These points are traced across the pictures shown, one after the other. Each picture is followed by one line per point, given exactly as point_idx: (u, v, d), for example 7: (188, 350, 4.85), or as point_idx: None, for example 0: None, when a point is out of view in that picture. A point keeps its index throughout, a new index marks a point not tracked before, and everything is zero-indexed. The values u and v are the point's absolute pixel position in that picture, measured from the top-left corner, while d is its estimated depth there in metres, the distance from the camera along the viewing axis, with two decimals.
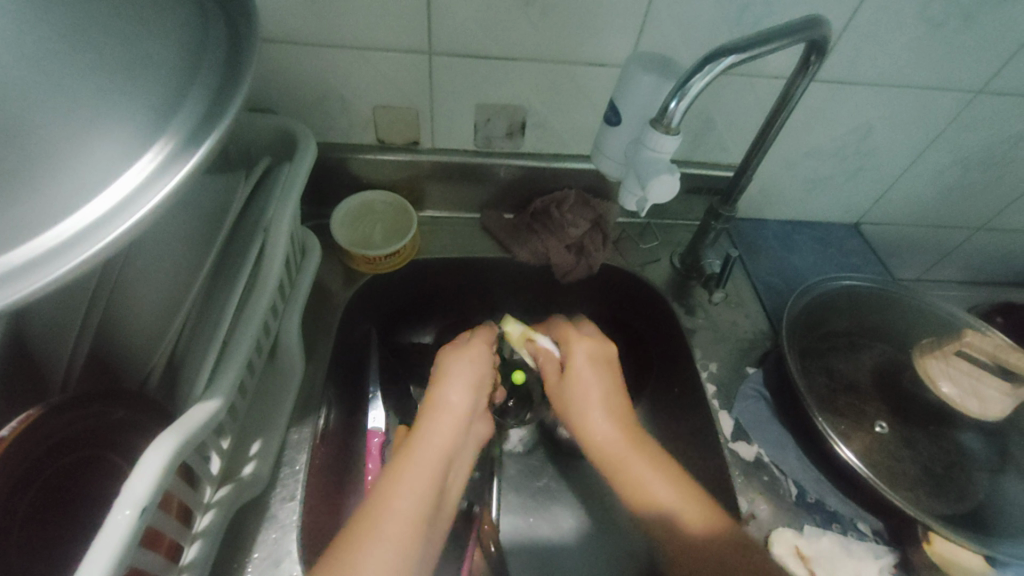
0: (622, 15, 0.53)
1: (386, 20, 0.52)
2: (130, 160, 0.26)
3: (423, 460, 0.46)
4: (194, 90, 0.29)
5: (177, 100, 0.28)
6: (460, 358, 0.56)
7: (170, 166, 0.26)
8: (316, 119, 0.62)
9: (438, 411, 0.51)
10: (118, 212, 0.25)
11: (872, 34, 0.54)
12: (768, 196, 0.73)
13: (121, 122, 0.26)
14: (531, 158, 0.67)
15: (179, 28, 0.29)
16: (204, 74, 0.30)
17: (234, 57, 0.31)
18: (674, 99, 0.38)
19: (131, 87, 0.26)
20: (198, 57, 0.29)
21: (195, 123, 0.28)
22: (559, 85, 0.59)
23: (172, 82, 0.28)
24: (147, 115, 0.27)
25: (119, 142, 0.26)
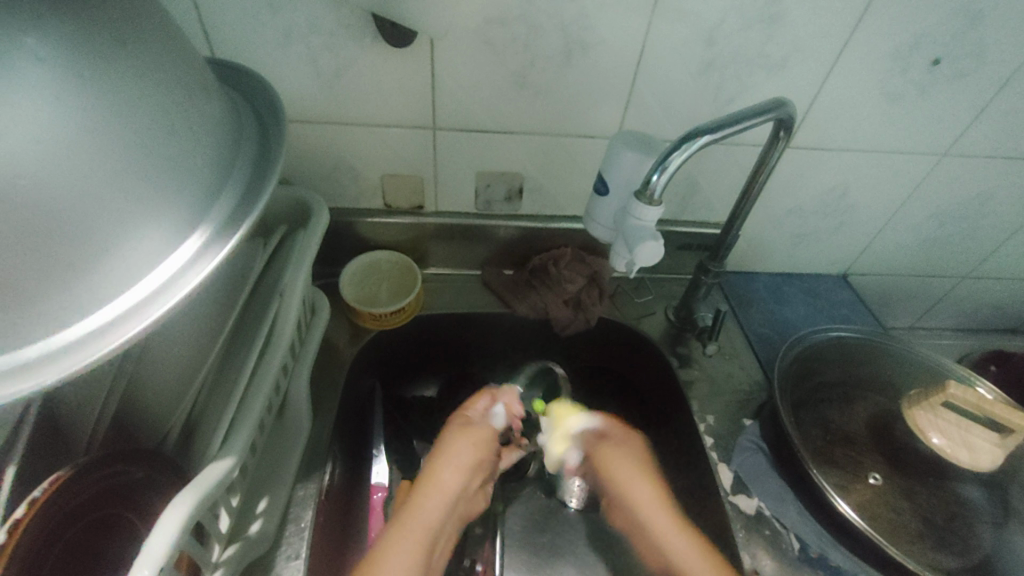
0: (608, 93, 0.58)
1: (396, 101, 0.58)
2: (176, 242, 0.30)
3: (408, 536, 0.49)
4: (230, 181, 0.33)
5: (216, 190, 0.32)
6: (454, 453, 0.57)
7: (211, 250, 0.30)
8: (328, 188, 0.66)
9: (432, 488, 0.53)
10: (161, 291, 0.29)
11: (838, 106, 0.60)
12: (756, 251, 0.77)
13: (172, 208, 0.29)
14: (529, 218, 0.71)
15: (221, 129, 0.33)
16: (240, 167, 0.34)
17: (264, 156, 0.35)
18: (656, 172, 0.42)
19: (182, 176, 0.30)
20: (235, 154, 0.34)
21: (231, 209, 0.32)
22: (554, 155, 0.64)
23: (213, 173, 0.32)
24: (192, 201, 0.30)
25: (169, 227, 0.29)
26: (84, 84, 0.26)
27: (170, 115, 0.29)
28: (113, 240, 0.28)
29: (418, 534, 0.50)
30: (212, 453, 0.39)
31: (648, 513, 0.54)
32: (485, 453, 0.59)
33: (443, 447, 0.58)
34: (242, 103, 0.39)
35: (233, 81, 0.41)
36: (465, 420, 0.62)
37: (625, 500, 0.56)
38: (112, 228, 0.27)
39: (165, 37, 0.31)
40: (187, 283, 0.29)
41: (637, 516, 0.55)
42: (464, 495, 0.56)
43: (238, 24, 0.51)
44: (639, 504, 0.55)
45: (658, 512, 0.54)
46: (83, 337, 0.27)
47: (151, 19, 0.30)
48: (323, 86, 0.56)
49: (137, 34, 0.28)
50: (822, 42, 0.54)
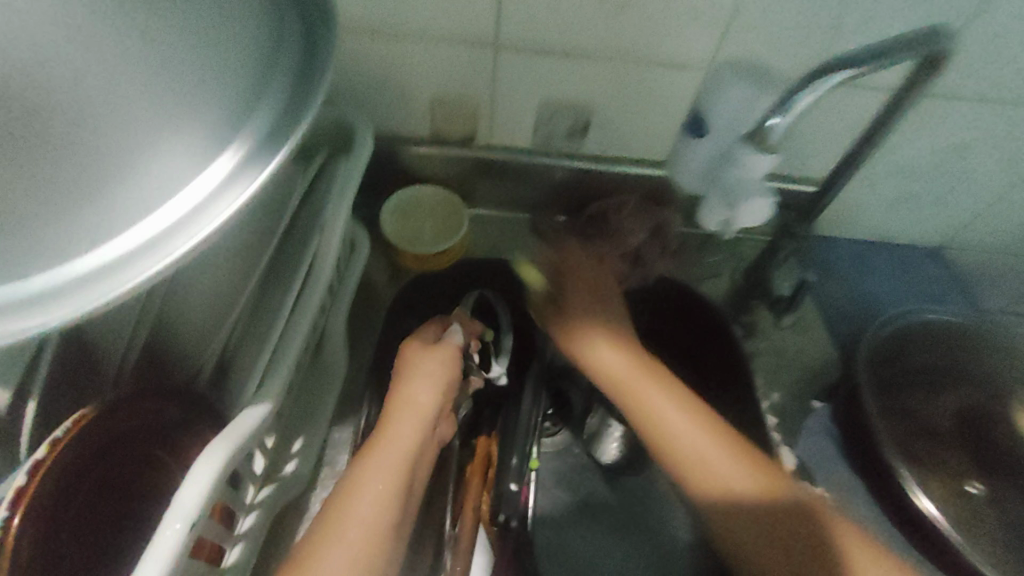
0: (708, 12, 0.48)
1: (453, 9, 0.49)
2: (204, 165, 0.26)
3: (382, 459, 0.42)
4: (268, 94, 0.28)
5: (249, 104, 0.27)
6: (423, 374, 0.49)
7: (242, 176, 0.26)
8: (372, 110, 0.60)
9: (403, 408, 0.46)
10: (191, 216, 0.25)
11: (991, 44, 0.48)
12: (843, 214, 0.67)
13: (202, 119, 0.26)
14: (593, 160, 0.64)
15: (260, 24, 0.28)
16: (279, 77, 0.28)
17: (308, 62, 0.29)
18: (776, 116, 0.34)
19: (213, 81, 0.26)
20: (273, 59, 0.28)
21: (272, 123, 0.28)
22: (629, 86, 0.55)
23: (252, 78, 0.27)
24: (220, 118, 0.26)
25: (195, 146, 0.26)
26: None
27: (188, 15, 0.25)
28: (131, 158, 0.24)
29: (401, 449, 0.43)
30: (247, 397, 0.36)
31: (673, 426, 0.47)
32: (458, 368, 0.51)
33: (405, 370, 0.49)
34: None
35: None
36: (427, 338, 0.53)
37: (655, 433, 0.47)
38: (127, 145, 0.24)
39: None
40: (216, 213, 0.25)
41: (672, 449, 0.46)
42: (442, 417, 0.48)
43: None
44: (673, 430, 0.47)
45: (695, 430, 0.46)
46: (104, 266, 0.24)
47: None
48: None
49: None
50: None
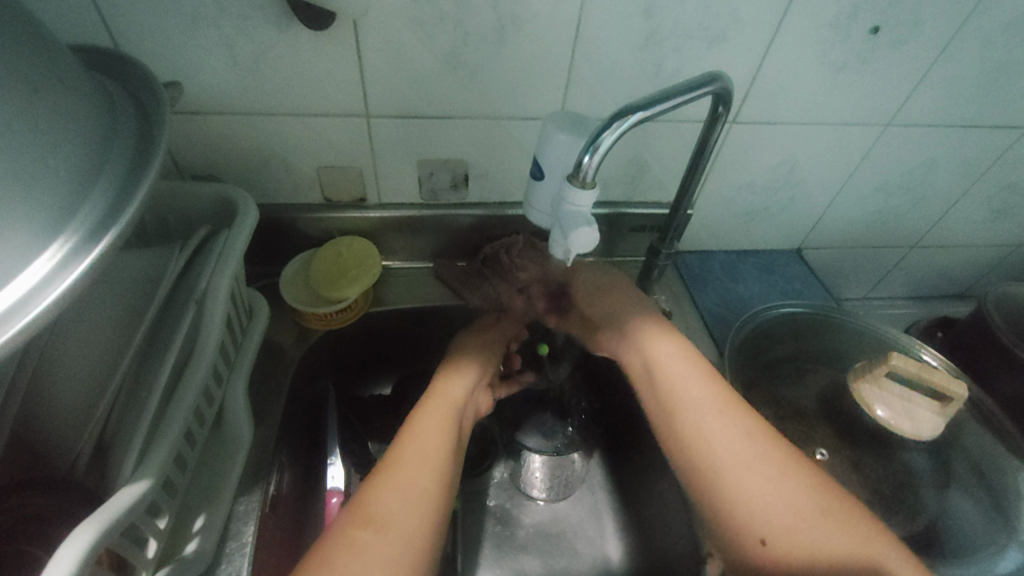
0: (548, 74, 0.56)
1: (322, 86, 0.54)
2: (30, 256, 0.26)
3: (426, 423, 0.50)
4: (98, 185, 0.30)
5: (78, 196, 0.29)
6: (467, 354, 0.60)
7: (73, 264, 0.27)
8: (261, 182, 0.63)
9: (440, 390, 0.54)
10: (34, 295, 0.26)
11: (779, 82, 0.59)
12: (708, 230, 0.76)
13: (41, 206, 0.27)
14: (480, 207, 0.69)
15: (93, 125, 0.31)
16: (108, 171, 0.31)
17: (142, 154, 0.33)
18: (587, 154, 0.40)
19: (54, 173, 0.28)
20: (102, 155, 0.31)
21: (107, 204, 0.30)
22: (495, 140, 0.62)
23: (88, 171, 0.30)
24: (51, 207, 0.27)
25: (21, 236, 0.26)
26: None
27: (15, 108, 0.26)
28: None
29: (444, 408, 0.52)
30: (124, 478, 0.37)
31: (765, 519, 0.43)
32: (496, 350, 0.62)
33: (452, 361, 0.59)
34: (119, 95, 0.36)
35: (116, 76, 0.37)
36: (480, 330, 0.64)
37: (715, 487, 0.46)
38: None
39: (5, 15, 0.28)
40: (44, 300, 0.26)
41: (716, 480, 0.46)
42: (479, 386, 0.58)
43: (138, 9, 0.47)
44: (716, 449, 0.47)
45: (746, 461, 0.46)
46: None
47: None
48: (242, 73, 0.52)
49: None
50: (762, 11, 0.53)
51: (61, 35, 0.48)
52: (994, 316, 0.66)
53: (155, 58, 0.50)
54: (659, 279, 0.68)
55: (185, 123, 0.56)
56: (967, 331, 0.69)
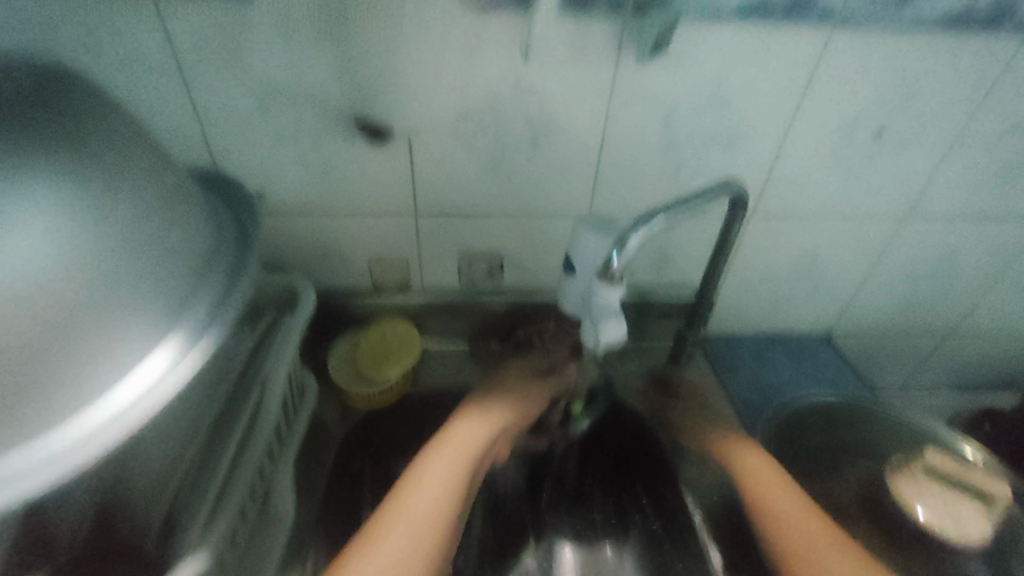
0: (576, 179, 0.62)
1: (380, 188, 0.62)
2: (147, 356, 0.33)
3: (433, 472, 0.54)
4: (203, 286, 0.36)
5: (187, 299, 0.35)
6: (501, 395, 0.63)
7: (179, 363, 0.33)
8: (318, 271, 0.70)
9: (452, 434, 0.58)
10: (137, 394, 0.31)
11: (791, 183, 0.64)
12: (734, 315, 0.78)
13: (151, 312, 0.33)
14: (513, 292, 0.74)
15: (203, 238, 0.38)
16: (212, 276, 0.37)
17: (239, 258, 0.39)
18: (615, 251, 0.44)
19: (162, 283, 0.34)
20: (209, 263, 0.37)
21: (206, 303, 0.35)
22: (529, 234, 0.68)
23: (192, 277, 0.36)
24: (160, 313, 0.34)
25: (138, 340, 0.33)
26: (48, 206, 0.30)
27: (136, 233, 0.33)
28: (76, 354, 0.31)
29: (455, 451, 0.56)
30: (188, 551, 0.40)
31: None
32: (537, 397, 0.64)
33: (478, 402, 0.62)
34: (225, 210, 0.43)
35: (223, 192, 0.45)
36: (526, 371, 0.66)
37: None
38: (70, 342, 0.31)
39: (148, 158, 0.36)
40: (151, 395, 0.31)
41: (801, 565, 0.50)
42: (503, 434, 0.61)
43: (236, 134, 0.57)
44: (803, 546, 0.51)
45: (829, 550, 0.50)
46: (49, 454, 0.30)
47: (114, 126, 0.35)
48: (313, 181, 0.61)
49: (105, 162, 0.33)
50: (770, 123, 0.59)
51: (170, 149, 0.57)
52: None
53: (243, 171, 0.59)
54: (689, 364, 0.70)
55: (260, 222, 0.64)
56: None
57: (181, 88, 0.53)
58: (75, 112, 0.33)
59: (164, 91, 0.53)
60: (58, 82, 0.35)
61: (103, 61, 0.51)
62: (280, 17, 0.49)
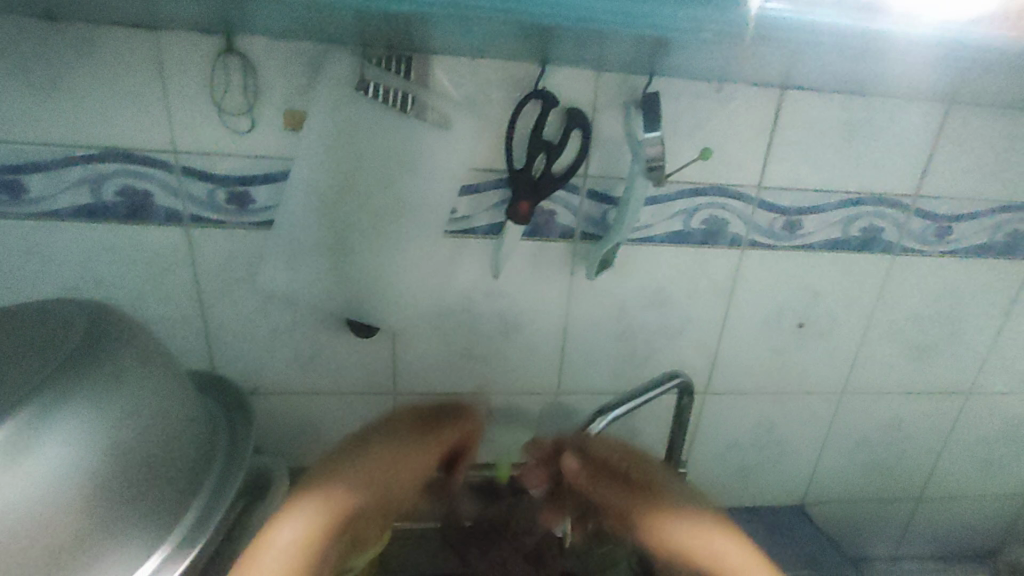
0: (543, 361, 0.69)
1: (360, 371, 0.67)
2: (139, 564, 0.36)
3: (271, 543, 0.49)
4: (199, 491, 0.41)
5: (183, 504, 0.39)
6: (380, 454, 0.59)
7: (168, 567, 0.37)
8: (293, 451, 0.71)
9: (300, 498, 0.53)
10: None
11: (734, 363, 0.71)
12: (706, 486, 0.79)
13: (146, 522, 0.38)
14: (486, 468, 0.75)
15: (200, 442, 0.43)
16: (205, 484, 0.41)
17: (232, 461, 0.43)
18: None
19: (158, 490, 0.39)
20: (202, 472, 0.42)
21: (199, 509, 0.40)
22: (500, 411, 0.72)
23: (188, 482, 0.40)
24: (157, 522, 0.38)
25: (133, 549, 0.37)
26: (80, 436, 0.35)
27: (147, 449, 0.39)
28: (59, 573, 0.34)
29: (308, 514, 0.51)
30: None
31: None
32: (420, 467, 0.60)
33: (339, 466, 0.57)
34: (219, 413, 0.48)
35: (221, 390, 0.50)
36: (419, 428, 0.63)
37: None
38: (53, 563, 0.34)
39: (161, 380, 0.41)
40: None
41: None
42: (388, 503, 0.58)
43: (234, 327, 0.63)
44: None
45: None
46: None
47: (139, 354, 0.41)
48: (299, 367, 0.66)
49: (129, 389, 0.39)
50: (706, 314, 0.68)
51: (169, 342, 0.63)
52: None
53: (234, 359, 0.64)
54: None
55: None
56: None
57: (192, 291, 0.60)
58: (107, 345, 0.39)
59: (175, 294, 0.60)
60: (108, 316, 0.42)
61: (127, 271, 0.59)
62: (292, 249, 0.58)
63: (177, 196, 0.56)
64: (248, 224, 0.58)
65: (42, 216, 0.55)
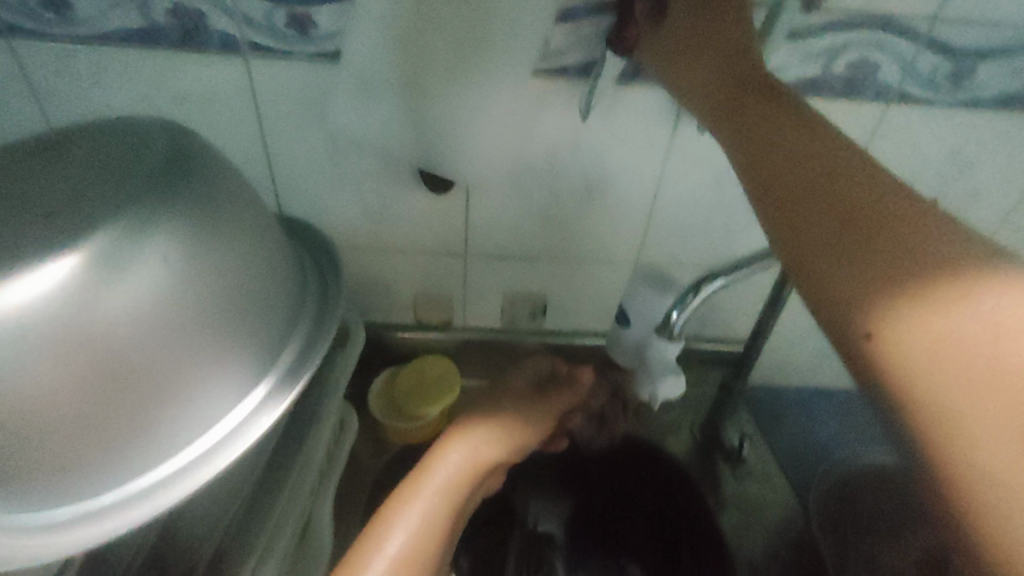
0: (628, 227, 0.63)
1: (431, 228, 0.64)
2: (246, 392, 0.34)
3: (416, 505, 0.45)
4: (300, 322, 0.38)
5: (288, 331, 0.37)
6: (484, 420, 0.51)
7: (275, 398, 0.34)
8: (364, 304, 0.71)
9: (428, 471, 0.47)
10: (233, 435, 0.33)
11: None
12: (778, 366, 0.77)
13: (253, 346, 0.35)
14: (553, 334, 0.74)
15: (295, 272, 0.40)
16: (302, 324, 0.38)
17: (328, 297, 0.41)
18: (676, 310, 0.46)
19: (264, 314, 0.36)
20: (298, 311, 0.39)
21: (304, 340, 0.37)
22: (575, 279, 0.69)
23: (288, 312, 0.38)
24: (264, 347, 0.35)
25: (242, 373, 0.34)
26: (176, 258, 0.31)
27: (251, 268, 0.35)
28: (173, 387, 0.31)
29: (435, 491, 0.46)
30: None
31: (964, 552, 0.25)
32: (501, 421, 0.52)
33: (461, 429, 0.50)
34: (306, 255, 0.45)
35: (301, 231, 0.47)
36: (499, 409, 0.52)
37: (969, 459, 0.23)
38: (167, 379, 0.31)
39: (249, 212, 0.37)
40: (252, 430, 0.33)
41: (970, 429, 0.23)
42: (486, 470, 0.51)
43: (302, 172, 0.59)
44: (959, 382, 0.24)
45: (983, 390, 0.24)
46: (139, 492, 0.31)
47: (223, 180, 0.36)
48: (370, 219, 0.63)
49: (219, 215, 0.34)
50: None
51: None
52: None
53: (305, 208, 0.62)
54: (733, 414, 0.69)
55: None
56: None
57: (256, 129, 0.56)
58: (189, 166, 0.35)
59: (240, 133, 0.56)
60: (185, 136, 0.37)
61: (188, 104, 0.54)
62: (360, 82, 0.50)
63: (229, 13, 0.49)
64: (311, 53, 0.51)
65: (89, 37, 0.50)
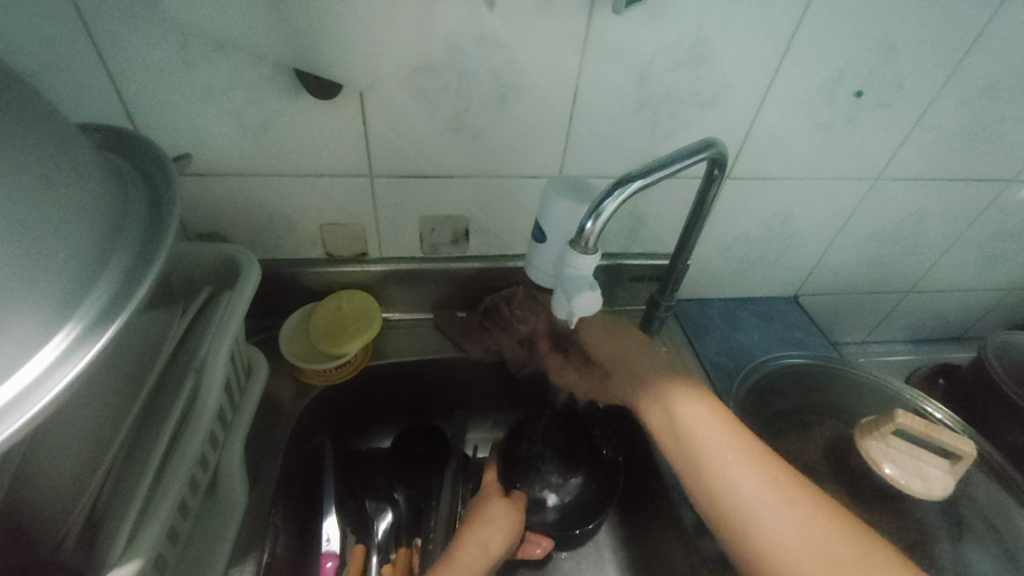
0: (547, 136, 0.58)
1: (324, 145, 0.55)
2: (37, 345, 0.27)
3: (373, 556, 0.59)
4: (116, 254, 0.31)
5: (100, 265, 0.30)
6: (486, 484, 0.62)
7: (79, 350, 0.28)
8: (263, 240, 0.63)
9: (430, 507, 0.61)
10: (23, 399, 0.26)
11: (767, 145, 0.61)
12: (707, 279, 0.77)
13: (44, 286, 0.27)
14: (478, 259, 0.70)
15: (105, 195, 0.32)
16: (119, 254, 0.31)
17: (157, 222, 0.34)
18: (590, 220, 0.41)
19: (60, 243, 0.28)
20: (114, 241, 0.32)
21: (122, 274, 0.31)
22: (495, 198, 0.63)
23: (95, 241, 0.30)
24: (60, 286, 0.28)
25: (31, 322, 0.27)
26: None
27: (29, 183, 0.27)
28: None
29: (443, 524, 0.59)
30: (114, 557, 0.35)
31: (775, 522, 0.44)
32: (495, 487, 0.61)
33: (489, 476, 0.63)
34: (133, 177, 0.37)
35: (128, 150, 0.39)
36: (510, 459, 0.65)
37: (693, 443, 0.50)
38: None
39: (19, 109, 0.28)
40: (53, 387, 0.26)
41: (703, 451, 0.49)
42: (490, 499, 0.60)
43: (153, 81, 0.48)
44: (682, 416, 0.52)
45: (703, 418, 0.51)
46: None
47: None
48: (250, 139, 0.54)
49: None
50: (751, 78, 0.55)
51: (74, 105, 0.49)
52: (995, 367, 0.67)
53: (167, 127, 0.52)
54: (662, 326, 0.68)
55: (192, 184, 0.56)
56: (968, 380, 0.71)
57: (78, 24, 0.44)
58: None
59: (58, 29, 0.44)
60: None
61: None
62: None
63: None
64: None
65: None
